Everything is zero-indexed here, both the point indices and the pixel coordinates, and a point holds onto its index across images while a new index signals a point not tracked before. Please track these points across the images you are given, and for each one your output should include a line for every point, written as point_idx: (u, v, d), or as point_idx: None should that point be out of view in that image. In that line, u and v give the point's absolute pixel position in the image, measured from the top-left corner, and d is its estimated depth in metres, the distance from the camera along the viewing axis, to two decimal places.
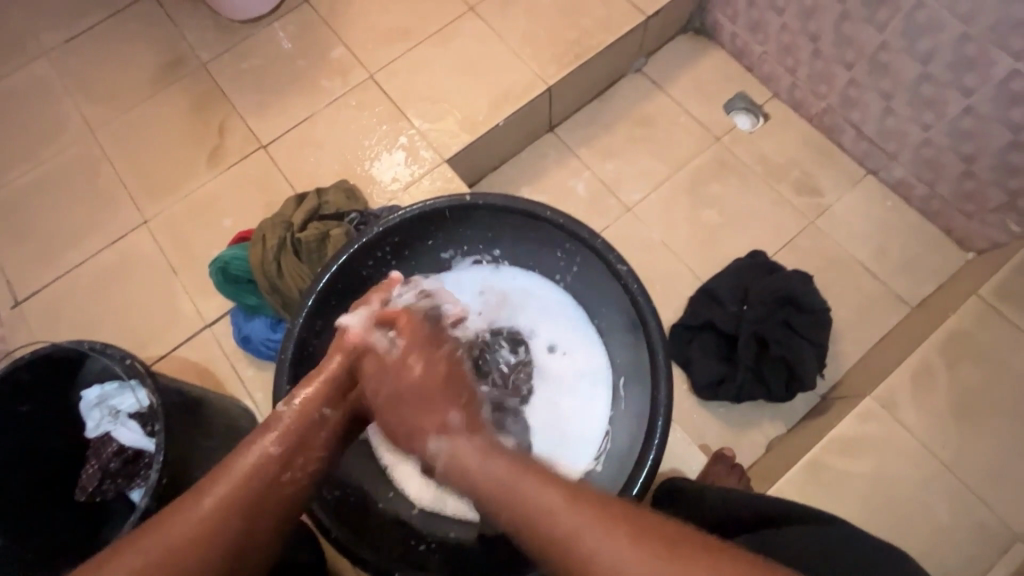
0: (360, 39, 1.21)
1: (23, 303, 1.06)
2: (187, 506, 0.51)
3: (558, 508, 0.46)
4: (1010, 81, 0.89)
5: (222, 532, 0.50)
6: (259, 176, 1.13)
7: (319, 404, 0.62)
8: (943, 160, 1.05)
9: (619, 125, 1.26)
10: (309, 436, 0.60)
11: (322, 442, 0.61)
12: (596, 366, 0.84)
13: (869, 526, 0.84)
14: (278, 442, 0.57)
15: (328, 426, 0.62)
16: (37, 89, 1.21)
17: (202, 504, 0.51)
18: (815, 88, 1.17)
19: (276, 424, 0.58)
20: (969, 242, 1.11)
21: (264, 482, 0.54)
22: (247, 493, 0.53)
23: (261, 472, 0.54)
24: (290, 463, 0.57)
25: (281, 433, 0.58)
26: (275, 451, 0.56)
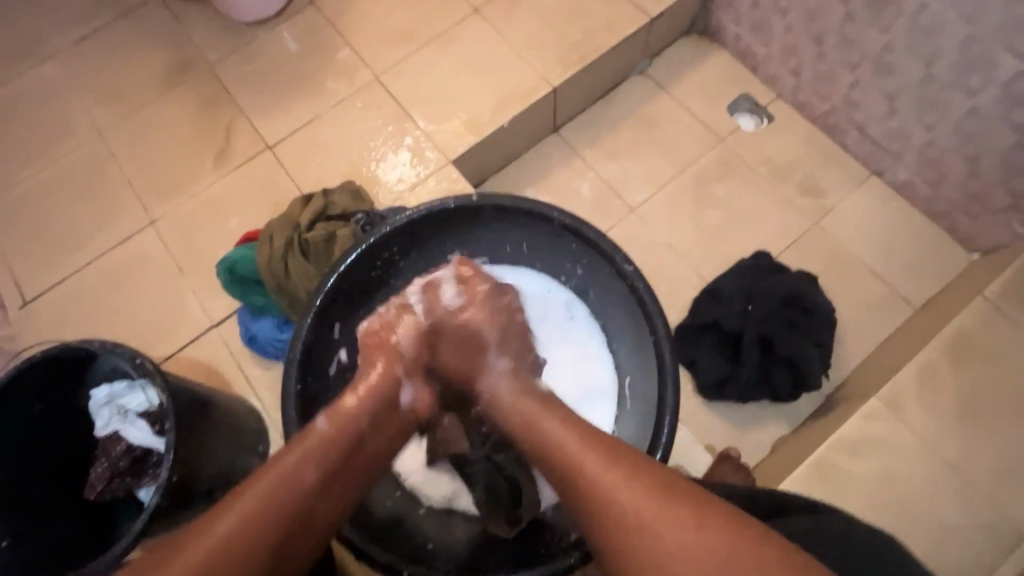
0: (365, 41, 1.22)
1: (31, 303, 1.07)
2: (217, 522, 0.47)
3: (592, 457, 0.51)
4: (1015, 82, 0.89)
5: (263, 551, 0.48)
6: (265, 177, 1.14)
7: (362, 418, 0.60)
8: (948, 161, 1.05)
9: (623, 127, 1.26)
10: (349, 460, 0.57)
11: (359, 467, 0.59)
12: (605, 376, 0.83)
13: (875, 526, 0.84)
14: (318, 464, 0.54)
15: (368, 450, 0.60)
16: (45, 91, 1.22)
17: (234, 521, 0.48)
18: (819, 89, 1.17)
19: (316, 440, 0.56)
20: (973, 242, 1.11)
21: (302, 506, 0.51)
22: (288, 513, 0.50)
23: (302, 491, 0.52)
24: (329, 487, 0.54)
25: (321, 453, 0.55)
26: (313, 475, 0.53)
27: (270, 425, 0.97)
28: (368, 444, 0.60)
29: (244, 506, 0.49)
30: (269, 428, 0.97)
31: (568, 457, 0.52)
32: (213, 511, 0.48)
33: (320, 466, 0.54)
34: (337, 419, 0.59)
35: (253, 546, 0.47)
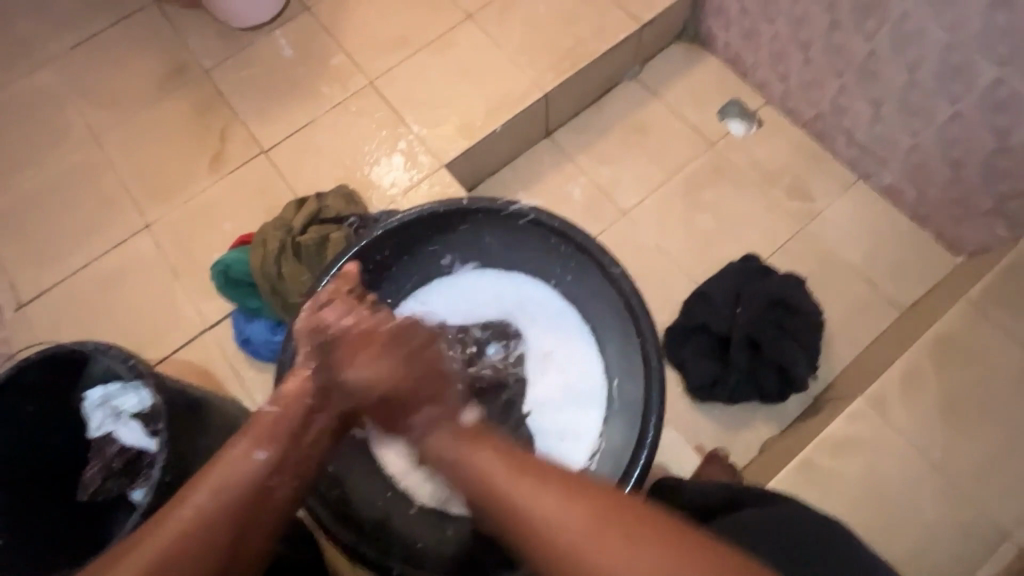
0: (360, 47, 1.23)
1: (26, 306, 1.08)
2: (176, 509, 0.51)
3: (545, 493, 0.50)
4: (995, 88, 0.91)
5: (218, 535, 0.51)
6: (259, 180, 1.15)
7: (307, 394, 0.63)
8: (933, 165, 1.06)
9: (614, 131, 1.28)
10: (299, 434, 0.61)
11: (310, 441, 0.62)
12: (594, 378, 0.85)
13: (861, 526, 0.85)
14: (267, 442, 0.58)
15: (315, 426, 0.63)
16: (41, 95, 1.23)
17: (192, 506, 0.51)
18: (807, 95, 1.19)
19: (265, 419, 0.60)
20: (958, 245, 1.12)
21: (255, 484, 0.54)
22: (241, 494, 0.53)
23: (252, 472, 0.55)
24: (281, 462, 0.58)
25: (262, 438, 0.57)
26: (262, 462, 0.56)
27: None
28: (316, 415, 0.63)
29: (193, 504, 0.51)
30: None
31: (501, 465, 0.54)
32: (173, 502, 0.52)
33: (265, 441, 0.58)
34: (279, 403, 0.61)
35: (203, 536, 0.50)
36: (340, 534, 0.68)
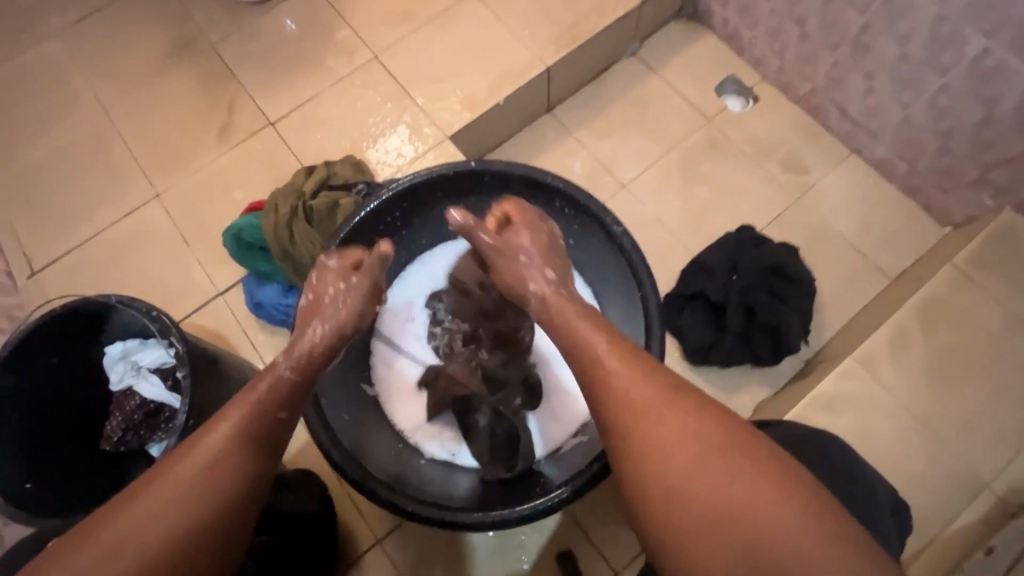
0: (365, 21, 1.25)
1: (39, 273, 1.10)
2: (186, 463, 0.53)
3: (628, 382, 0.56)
4: (982, 59, 0.94)
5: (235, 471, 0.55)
6: (267, 152, 1.17)
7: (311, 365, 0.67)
8: (922, 137, 1.10)
9: (614, 106, 1.31)
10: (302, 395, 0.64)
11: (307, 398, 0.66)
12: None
13: None
14: (283, 405, 0.61)
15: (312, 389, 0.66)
16: (48, 68, 1.24)
17: (197, 463, 0.54)
18: (802, 70, 1.22)
19: (271, 382, 0.62)
20: (946, 216, 1.16)
21: (267, 440, 0.58)
22: (261, 433, 0.58)
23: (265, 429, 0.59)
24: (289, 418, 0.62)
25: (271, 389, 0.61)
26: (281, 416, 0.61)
27: None
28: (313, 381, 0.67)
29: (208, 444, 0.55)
30: None
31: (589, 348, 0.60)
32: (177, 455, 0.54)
33: (288, 372, 0.64)
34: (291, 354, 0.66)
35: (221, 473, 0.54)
36: (356, 474, 0.71)
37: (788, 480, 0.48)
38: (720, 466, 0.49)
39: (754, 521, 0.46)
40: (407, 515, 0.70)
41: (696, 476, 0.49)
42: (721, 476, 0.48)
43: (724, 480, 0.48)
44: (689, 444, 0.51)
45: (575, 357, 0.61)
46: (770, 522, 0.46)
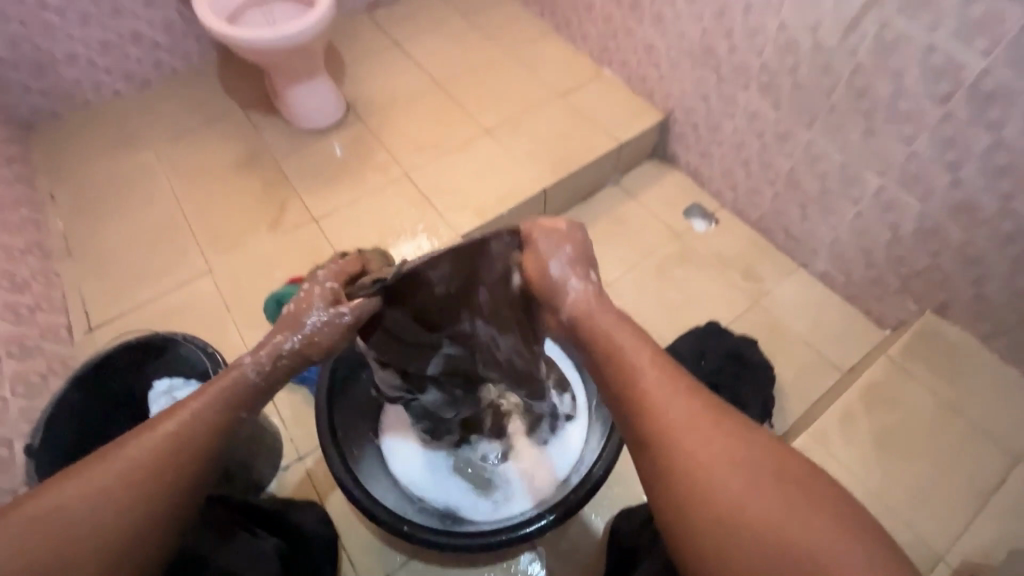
0: (399, 148, 1.57)
1: (97, 328, 1.27)
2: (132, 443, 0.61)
3: (666, 389, 0.62)
4: (881, 192, 1.17)
5: (199, 452, 0.63)
6: (308, 241, 1.40)
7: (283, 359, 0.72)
8: (851, 254, 1.32)
9: (599, 221, 1.57)
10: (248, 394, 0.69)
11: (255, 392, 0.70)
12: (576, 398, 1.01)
13: None
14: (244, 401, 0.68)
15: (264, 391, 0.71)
16: (141, 171, 1.54)
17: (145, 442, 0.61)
18: (751, 200, 1.49)
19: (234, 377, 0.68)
20: (883, 320, 1.34)
21: (208, 423, 0.65)
22: (179, 449, 0.62)
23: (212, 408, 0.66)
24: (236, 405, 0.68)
25: (236, 391, 0.68)
26: (244, 415, 0.68)
27: (286, 440, 1.11)
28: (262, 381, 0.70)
29: (173, 425, 0.62)
30: (284, 442, 1.11)
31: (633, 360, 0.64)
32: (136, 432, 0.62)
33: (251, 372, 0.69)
34: (258, 356, 0.70)
35: (178, 453, 0.61)
36: (359, 494, 0.79)
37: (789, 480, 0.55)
38: (717, 454, 0.57)
39: (744, 509, 0.54)
40: (401, 534, 0.77)
41: (699, 456, 0.57)
42: (721, 460, 0.57)
43: (721, 461, 0.57)
44: (691, 431, 0.58)
45: (623, 379, 0.64)
46: (759, 509, 0.53)
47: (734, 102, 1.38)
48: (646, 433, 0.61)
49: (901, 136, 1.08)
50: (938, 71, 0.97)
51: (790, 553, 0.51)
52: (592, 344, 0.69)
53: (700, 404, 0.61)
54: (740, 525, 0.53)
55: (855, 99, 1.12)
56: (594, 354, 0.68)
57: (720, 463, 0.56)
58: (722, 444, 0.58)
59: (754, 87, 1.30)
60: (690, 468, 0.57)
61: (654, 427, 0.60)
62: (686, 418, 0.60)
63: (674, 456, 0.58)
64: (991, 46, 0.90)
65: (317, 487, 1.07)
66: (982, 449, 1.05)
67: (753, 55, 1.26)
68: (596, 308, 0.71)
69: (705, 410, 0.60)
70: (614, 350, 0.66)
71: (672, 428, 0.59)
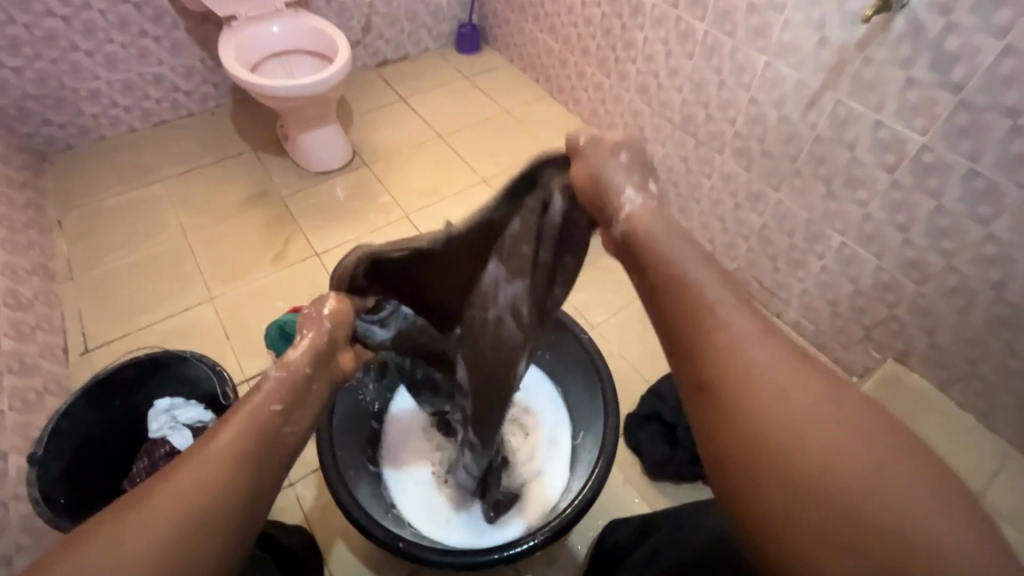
0: (400, 192, 1.67)
1: (93, 350, 1.28)
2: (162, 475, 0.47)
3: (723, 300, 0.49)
4: (843, 249, 1.30)
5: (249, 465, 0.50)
6: (309, 275, 1.46)
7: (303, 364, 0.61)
8: (819, 305, 1.43)
9: (586, 268, 1.67)
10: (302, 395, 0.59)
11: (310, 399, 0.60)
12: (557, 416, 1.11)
13: None
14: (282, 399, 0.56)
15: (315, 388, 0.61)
16: (151, 202, 1.60)
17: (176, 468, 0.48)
18: (727, 253, 1.60)
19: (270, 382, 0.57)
20: (850, 367, 1.43)
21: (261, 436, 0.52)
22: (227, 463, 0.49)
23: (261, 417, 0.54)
24: (289, 413, 0.56)
25: (278, 394, 0.56)
26: (280, 408, 0.55)
27: None
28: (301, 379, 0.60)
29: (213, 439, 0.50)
30: None
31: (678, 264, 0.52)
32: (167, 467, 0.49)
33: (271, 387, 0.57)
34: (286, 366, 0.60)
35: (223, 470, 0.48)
36: (356, 512, 0.80)
37: (889, 440, 0.41)
38: (803, 406, 0.43)
39: (801, 451, 0.41)
40: (397, 552, 0.79)
41: (776, 404, 0.44)
42: (805, 410, 0.43)
43: (810, 413, 0.43)
44: (766, 373, 0.45)
45: (670, 288, 0.52)
46: (860, 472, 0.39)
47: (710, 163, 1.51)
48: (702, 376, 0.48)
49: (857, 200, 1.22)
50: (885, 143, 1.12)
51: (895, 538, 0.37)
52: (647, 265, 0.55)
53: (768, 329, 0.48)
54: (783, 461, 0.42)
55: (816, 165, 1.26)
56: (646, 295, 0.55)
57: (785, 392, 0.44)
58: (784, 374, 0.45)
59: (728, 151, 1.45)
60: (763, 418, 0.43)
61: (716, 366, 0.47)
62: (762, 360, 0.46)
63: (719, 378, 0.46)
64: (929, 125, 1.04)
65: (308, 515, 1.07)
66: None
67: (727, 124, 1.41)
68: (662, 228, 0.56)
69: (787, 352, 0.46)
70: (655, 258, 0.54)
71: (726, 343, 0.47)
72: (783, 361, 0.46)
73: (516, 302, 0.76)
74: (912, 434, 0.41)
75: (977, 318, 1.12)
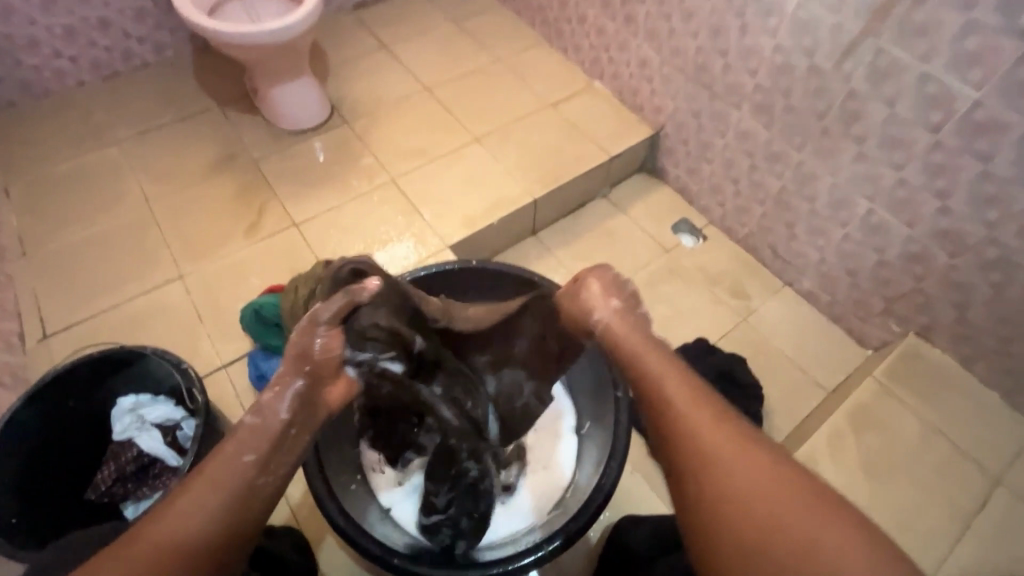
0: (384, 153, 1.52)
1: (52, 336, 1.18)
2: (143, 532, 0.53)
3: (684, 396, 0.60)
4: (869, 216, 1.20)
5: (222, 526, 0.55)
6: (288, 247, 1.34)
7: (282, 411, 0.64)
8: (837, 275, 1.34)
9: (588, 235, 1.55)
10: (279, 444, 0.63)
11: (290, 447, 0.64)
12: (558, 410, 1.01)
13: None
14: (255, 448, 0.61)
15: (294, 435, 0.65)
16: (107, 167, 1.45)
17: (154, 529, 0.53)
18: (740, 218, 1.50)
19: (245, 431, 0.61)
20: (866, 340, 1.36)
21: (236, 493, 0.57)
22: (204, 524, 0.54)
23: (236, 473, 0.58)
24: (265, 464, 0.61)
25: (254, 441, 0.61)
26: (252, 456, 0.60)
27: None
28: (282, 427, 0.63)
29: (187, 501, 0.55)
30: None
31: (651, 368, 0.64)
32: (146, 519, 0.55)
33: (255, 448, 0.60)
34: (261, 412, 0.63)
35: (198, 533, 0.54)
36: (348, 527, 0.76)
37: (827, 500, 0.50)
38: (756, 479, 0.53)
39: (742, 519, 0.51)
40: (390, 566, 0.74)
41: (726, 480, 0.54)
42: (756, 482, 0.53)
43: (753, 486, 0.52)
44: (721, 454, 0.55)
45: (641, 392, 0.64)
46: (799, 536, 0.48)
47: (725, 119, 1.38)
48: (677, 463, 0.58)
49: (890, 163, 1.11)
50: (931, 99, 1.00)
51: None
52: (631, 369, 0.66)
53: (725, 421, 0.58)
54: (732, 528, 0.51)
55: (847, 122, 1.14)
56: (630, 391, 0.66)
57: (736, 470, 0.54)
58: (733, 456, 0.55)
59: (746, 106, 1.31)
60: (729, 495, 0.53)
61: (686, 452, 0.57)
62: (723, 443, 0.56)
63: (686, 462, 0.57)
64: (985, 77, 0.92)
65: (296, 514, 1.00)
66: (966, 470, 1.07)
67: (746, 75, 1.27)
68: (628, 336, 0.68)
69: (740, 437, 0.56)
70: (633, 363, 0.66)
71: (690, 433, 0.58)
72: (734, 447, 0.56)
73: (539, 392, 0.91)
74: (841, 499, 0.51)
75: (1014, 294, 1.05)
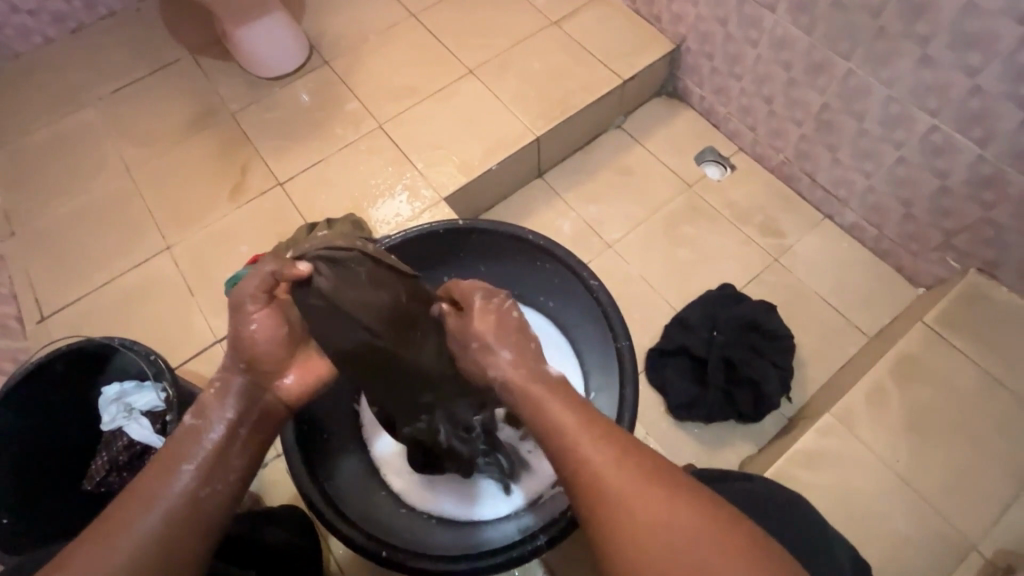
0: (370, 94, 1.37)
1: (48, 318, 1.16)
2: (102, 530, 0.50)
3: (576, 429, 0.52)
4: (930, 135, 1.01)
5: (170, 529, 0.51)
6: (275, 210, 1.26)
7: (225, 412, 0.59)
8: (887, 205, 1.16)
9: (601, 173, 1.40)
10: (227, 446, 0.58)
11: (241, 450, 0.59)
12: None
13: (834, 511, 0.91)
14: (196, 455, 0.56)
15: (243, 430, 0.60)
16: (81, 133, 1.37)
17: (113, 524, 0.50)
18: (773, 143, 1.31)
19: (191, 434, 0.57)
20: (917, 278, 1.21)
21: (180, 498, 0.53)
22: (161, 516, 0.51)
23: (175, 482, 0.53)
24: (208, 473, 0.55)
25: (206, 439, 0.57)
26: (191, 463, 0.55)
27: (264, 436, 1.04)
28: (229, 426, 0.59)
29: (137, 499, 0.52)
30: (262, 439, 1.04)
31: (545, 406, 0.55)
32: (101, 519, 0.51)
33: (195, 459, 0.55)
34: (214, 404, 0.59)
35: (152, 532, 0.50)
36: (329, 514, 0.76)
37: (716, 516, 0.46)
38: (635, 516, 0.46)
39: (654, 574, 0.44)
40: (382, 560, 0.75)
41: (627, 524, 0.46)
42: (655, 524, 0.46)
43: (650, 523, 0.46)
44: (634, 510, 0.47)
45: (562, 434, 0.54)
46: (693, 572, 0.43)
47: (758, 26, 1.16)
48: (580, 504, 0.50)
49: (964, 66, 0.91)
50: None
51: None
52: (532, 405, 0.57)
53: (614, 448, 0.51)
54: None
55: (909, 18, 0.93)
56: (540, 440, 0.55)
57: (630, 515, 0.47)
58: (630, 485, 0.48)
59: (783, 7, 1.10)
60: (622, 531, 0.46)
61: (591, 491, 0.49)
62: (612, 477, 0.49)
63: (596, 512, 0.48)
64: None
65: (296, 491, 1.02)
66: None
67: None
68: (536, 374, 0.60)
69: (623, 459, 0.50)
70: (531, 410, 0.57)
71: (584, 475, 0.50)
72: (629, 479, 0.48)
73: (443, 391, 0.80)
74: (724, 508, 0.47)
75: None
